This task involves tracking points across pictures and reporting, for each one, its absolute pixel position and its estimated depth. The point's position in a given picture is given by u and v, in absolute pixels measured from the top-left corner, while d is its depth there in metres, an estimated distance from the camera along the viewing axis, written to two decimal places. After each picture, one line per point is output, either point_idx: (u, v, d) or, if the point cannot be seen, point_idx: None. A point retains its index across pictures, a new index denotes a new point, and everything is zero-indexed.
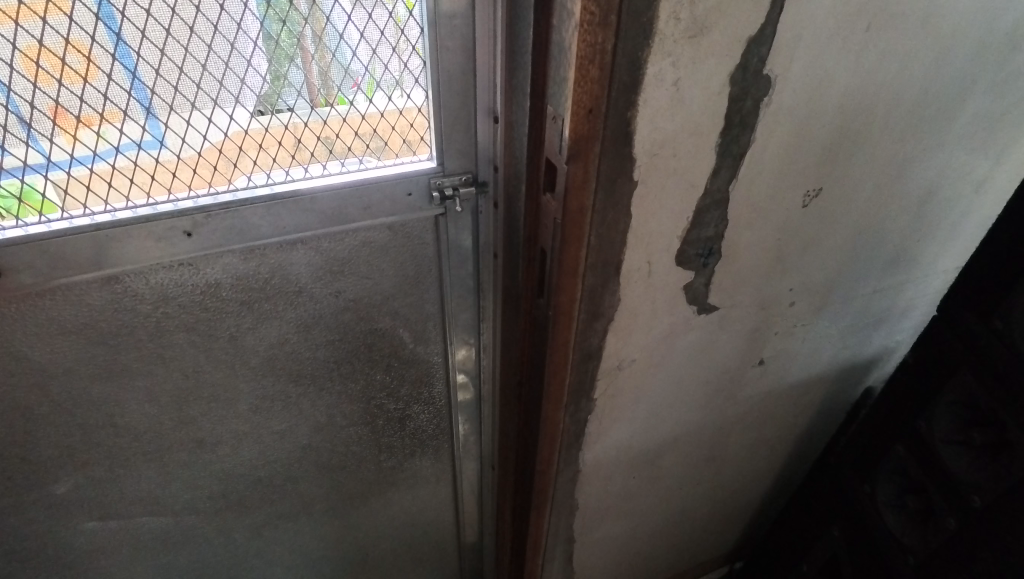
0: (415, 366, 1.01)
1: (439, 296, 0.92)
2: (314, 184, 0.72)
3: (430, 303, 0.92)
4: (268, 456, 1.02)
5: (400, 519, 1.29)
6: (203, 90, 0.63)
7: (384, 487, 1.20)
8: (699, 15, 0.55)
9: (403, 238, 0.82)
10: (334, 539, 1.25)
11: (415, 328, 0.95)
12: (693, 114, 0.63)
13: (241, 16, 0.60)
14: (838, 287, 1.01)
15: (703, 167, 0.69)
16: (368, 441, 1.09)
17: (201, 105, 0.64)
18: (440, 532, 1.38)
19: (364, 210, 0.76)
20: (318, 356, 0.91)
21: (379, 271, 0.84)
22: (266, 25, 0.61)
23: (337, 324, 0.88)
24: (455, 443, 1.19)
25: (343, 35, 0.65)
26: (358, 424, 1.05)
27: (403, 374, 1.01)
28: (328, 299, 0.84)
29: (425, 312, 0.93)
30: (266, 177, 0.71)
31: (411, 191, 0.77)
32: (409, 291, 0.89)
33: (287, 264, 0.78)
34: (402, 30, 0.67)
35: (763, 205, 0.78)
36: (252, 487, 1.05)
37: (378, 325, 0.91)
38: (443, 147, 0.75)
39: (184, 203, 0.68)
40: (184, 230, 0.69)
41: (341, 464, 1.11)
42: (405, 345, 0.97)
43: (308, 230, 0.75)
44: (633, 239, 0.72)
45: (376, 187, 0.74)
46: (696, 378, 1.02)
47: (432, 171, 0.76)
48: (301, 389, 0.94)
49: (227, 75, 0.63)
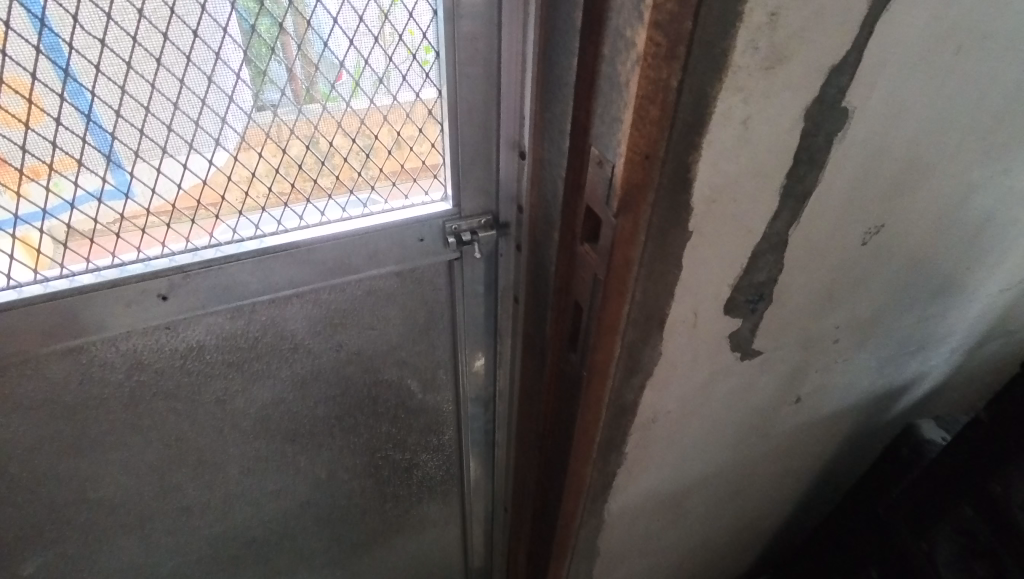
0: (424, 415, 0.92)
1: (452, 342, 0.82)
2: (311, 234, 0.62)
3: (441, 350, 0.83)
4: (262, 517, 0.92)
5: (406, 564, 1.20)
6: (176, 132, 0.52)
7: (389, 535, 1.11)
8: (780, 42, 0.46)
9: (412, 284, 0.72)
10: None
11: (424, 377, 0.85)
12: (759, 154, 0.54)
13: (220, 45, 0.49)
14: (883, 321, 0.93)
15: (763, 210, 0.60)
16: (372, 492, 1.00)
17: (174, 149, 0.53)
18: (448, 573, 1.29)
19: (369, 259, 0.66)
20: (317, 413, 0.81)
21: (385, 321, 0.75)
22: (250, 54, 0.51)
23: (339, 378, 0.79)
24: (466, 486, 1.11)
25: (329, 43, 0.53)
26: (361, 476, 0.96)
27: (410, 424, 0.92)
28: (327, 353, 0.75)
29: (436, 360, 0.84)
30: (254, 228, 0.60)
31: (423, 236, 0.67)
32: (418, 340, 0.80)
33: (280, 321, 0.68)
34: (398, 34, 0.55)
35: (821, 246, 0.69)
36: (245, 547, 0.95)
37: (384, 376, 0.82)
38: (459, 186, 0.65)
39: (158, 262, 0.57)
40: (159, 292, 0.59)
41: (343, 517, 1.01)
42: (414, 395, 0.87)
43: (305, 284, 0.65)
44: (680, 291, 0.63)
45: (383, 234, 0.65)
46: (731, 420, 0.94)
47: (448, 213, 0.67)
48: (300, 448, 0.85)
49: (206, 114, 0.52)
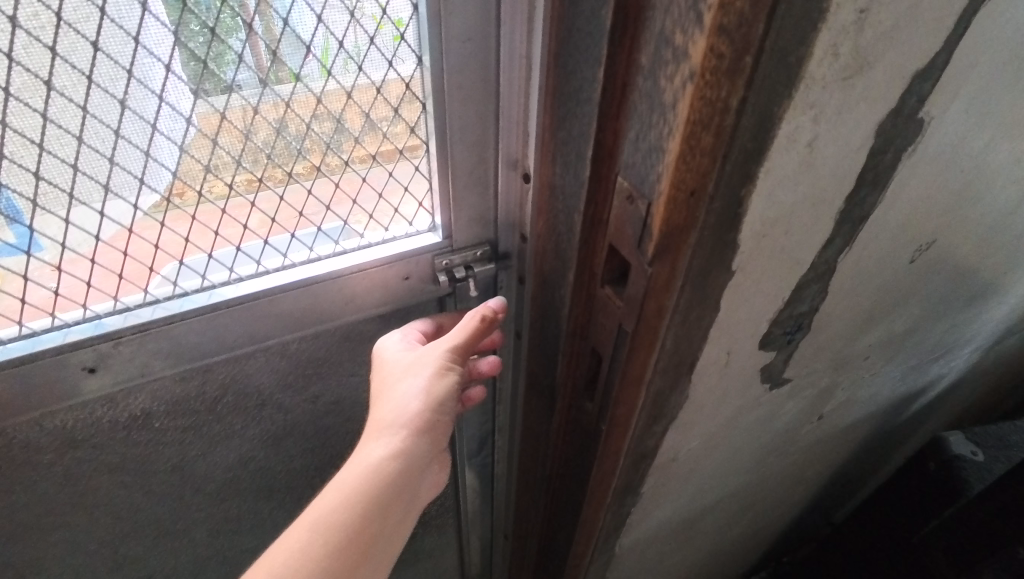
0: None
1: None
2: (272, 283, 0.52)
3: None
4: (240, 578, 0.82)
5: None
6: (85, 172, 0.43)
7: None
8: (865, 45, 0.36)
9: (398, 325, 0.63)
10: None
11: None
12: (821, 179, 0.44)
13: (133, 59, 0.39)
14: (915, 333, 0.85)
15: (815, 239, 0.50)
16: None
17: (86, 194, 0.44)
18: None
19: (345, 304, 0.56)
20: (293, 467, 0.71)
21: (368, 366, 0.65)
22: (173, 69, 0.40)
23: (316, 429, 0.69)
24: (463, 518, 1.02)
25: (280, 51, 0.42)
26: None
27: None
28: (302, 406, 0.65)
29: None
30: (201, 278, 0.51)
31: (409, 274, 0.58)
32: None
33: (243, 378, 0.58)
34: (368, 38, 0.45)
35: (869, 269, 0.60)
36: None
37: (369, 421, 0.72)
38: (450, 214, 0.55)
39: (79, 328, 0.48)
40: (86, 364, 0.49)
41: None
42: None
43: (270, 338, 0.55)
44: (715, 332, 0.54)
45: (361, 276, 0.55)
46: (752, 446, 0.86)
47: (438, 246, 0.57)
48: (277, 506, 0.75)
49: (122, 147, 0.43)
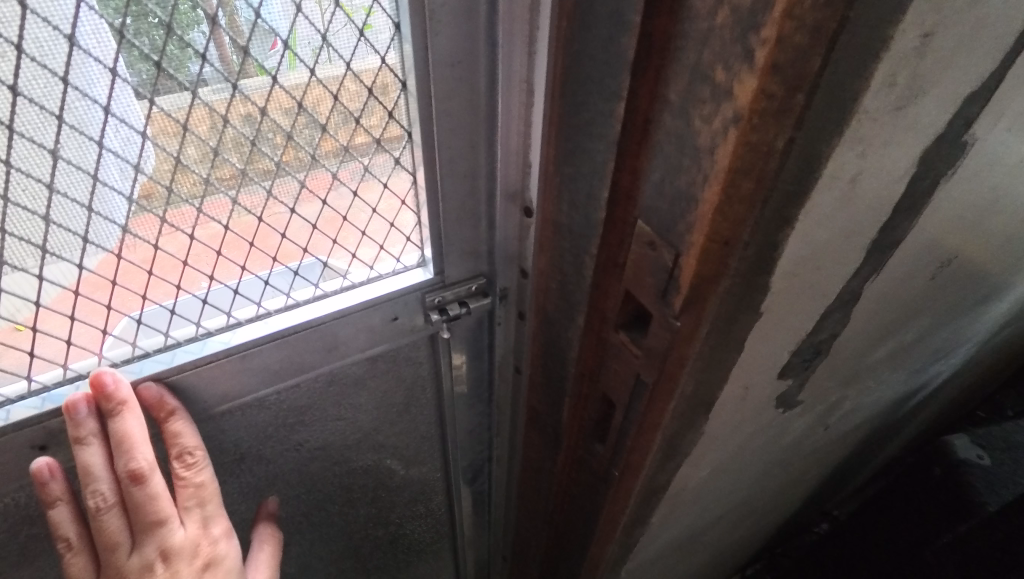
0: (408, 490, 0.78)
1: (438, 413, 0.69)
2: (246, 336, 0.47)
3: (425, 424, 0.69)
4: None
5: None
6: (17, 236, 0.37)
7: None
8: (922, 72, 0.31)
9: (386, 364, 0.58)
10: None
11: (406, 453, 0.71)
12: (858, 213, 0.40)
13: (63, 102, 0.34)
14: (922, 340, 0.82)
15: (845, 271, 0.46)
16: (352, 572, 0.86)
17: (20, 259, 0.38)
18: None
19: (328, 351, 0.52)
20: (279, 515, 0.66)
21: (354, 409, 0.60)
22: (112, 110, 0.35)
23: (303, 477, 0.64)
24: (459, 544, 0.97)
25: (239, 79, 0.37)
26: (341, 559, 0.82)
27: (393, 502, 0.78)
28: (286, 454, 0.60)
29: (418, 434, 0.70)
30: (164, 335, 0.45)
31: (397, 313, 0.53)
32: (395, 419, 0.65)
33: (216, 436, 0.52)
34: (342, 59, 0.39)
35: (890, 291, 0.56)
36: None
37: (359, 464, 0.68)
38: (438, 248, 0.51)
39: (24, 407, 0.42)
40: (35, 445, 0.44)
41: None
42: (394, 473, 0.73)
43: (247, 393, 0.50)
44: (737, 372, 0.50)
45: (344, 320, 0.50)
46: (759, 462, 0.83)
47: (426, 283, 0.52)
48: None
49: (57, 204, 0.37)
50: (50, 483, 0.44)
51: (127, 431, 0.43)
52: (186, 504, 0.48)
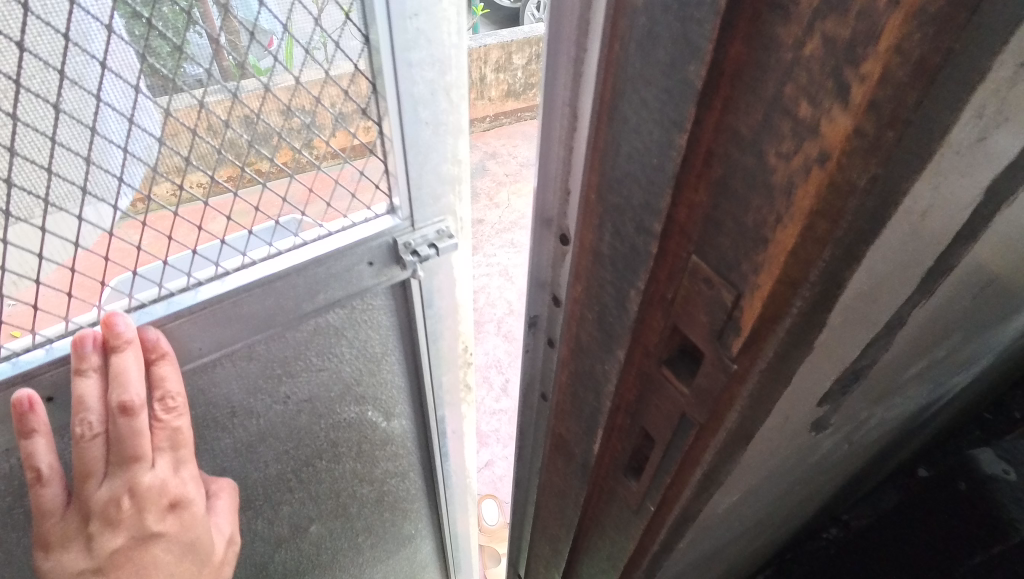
0: (388, 446, 0.82)
1: (412, 367, 0.72)
2: (235, 284, 0.49)
3: (401, 377, 0.73)
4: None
5: None
6: (20, 186, 0.38)
7: (369, 567, 1.02)
8: (1010, 103, 0.29)
9: (361, 314, 0.61)
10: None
11: (384, 407, 0.75)
12: (920, 244, 0.37)
13: (64, 60, 0.36)
14: (950, 357, 0.80)
15: (897, 300, 0.44)
16: (342, 532, 0.90)
17: (26, 212, 0.39)
18: None
19: (310, 297, 0.54)
20: (269, 473, 0.70)
21: (336, 360, 0.64)
22: (109, 65, 0.37)
23: (290, 431, 0.68)
24: (441, 507, 1.01)
25: (234, 47, 0.40)
26: (331, 519, 0.85)
27: (376, 457, 0.82)
28: (274, 408, 0.63)
29: (396, 386, 0.73)
30: (158, 286, 0.47)
31: (371, 259, 0.56)
32: (373, 370, 0.69)
33: (209, 389, 0.56)
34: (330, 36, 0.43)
35: (933, 314, 0.54)
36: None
37: (342, 416, 0.71)
38: (405, 194, 0.54)
39: (29, 357, 0.44)
40: (45, 395, 0.46)
41: (313, 567, 0.91)
42: (375, 427, 0.77)
43: (235, 342, 0.53)
44: (781, 404, 0.47)
45: (324, 267, 0.53)
46: (784, 483, 0.81)
47: (397, 228, 0.56)
48: (253, 511, 0.73)
49: (60, 156, 0.39)
50: (31, 414, 0.44)
51: (123, 372, 0.45)
52: (160, 444, 0.49)
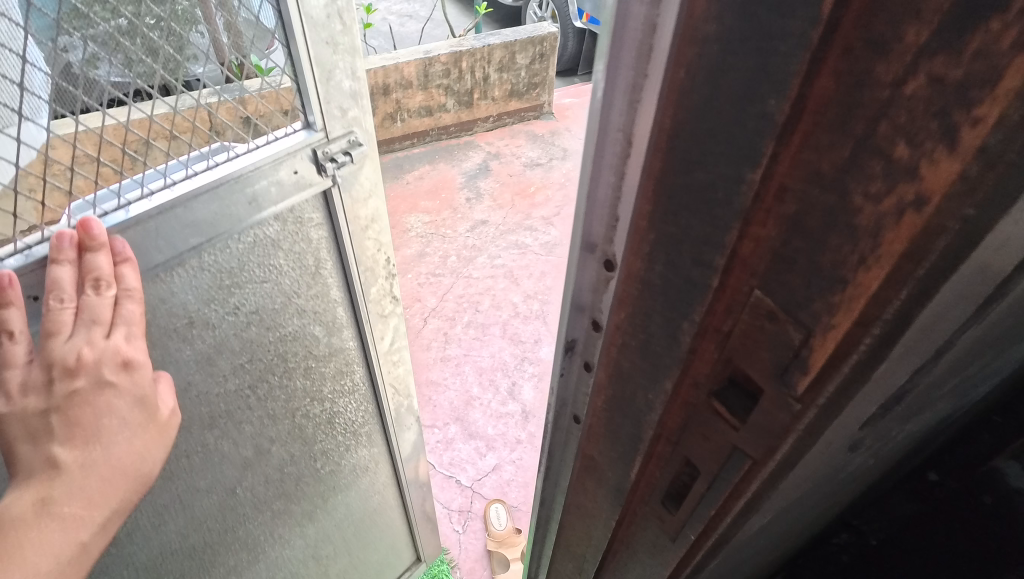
0: (333, 360, 0.98)
1: (343, 279, 0.89)
2: (182, 189, 0.63)
3: (334, 290, 0.90)
4: (173, 511, 0.90)
5: (356, 516, 1.33)
6: (0, 102, 0.52)
7: (331, 494, 1.20)
8: None
9: (291, 225, 0.77)
10: (292, 553, 1.22)
11: (325, 321, 0.91)
12: (991, 274, 0.35)
13: (46, 20, 0.51)
14: (981, 371, 0.78)
15: (954, 328, 0.42)
16: (302, 453, 1.06)
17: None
18: (386, 510, 1.43)
19: (251, 203, 0.70)
20: (228, 388, 0.84)
21: (276, 271, 0.79)
22: (82, 18, 0.52)
23: (242, 343, 0.82)
24: (386, 424, 1.20)
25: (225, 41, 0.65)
26: (287, 438, 1.01)
27: (322, 372, 0.97)
28: (226, 320, 0.78)
29: (331, 299, 0.90)
30: (118, 200, 0.61)
31: (296, 168, 0.72)
32: (309, 283, 0.85)
33: (167, 295, 0.69)
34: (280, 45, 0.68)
35: (979, 335, 0.52)
36: (165, 544, 0.92)
37: (286, 330, 0.86)
38: (319, 110, 0.70)
39: (12, 258, 0.55)
40: (30, 294, 0.57)
41: (279, 487, 1.07)
42: (318, 342, 0.93)
43: (189, 246, 0.67)
44: (832, 434, 0.45)
45: (259, 173, 0.68)
46: (814, 502, 0.78)
47: (315, 138, 0.72)
48: (218, 428, 0.87)
49: (35, 77, 0.53)
50: (9, 288, 0.53)
51: (98, 265, 0.57)
52: (116, 320, 0.58)
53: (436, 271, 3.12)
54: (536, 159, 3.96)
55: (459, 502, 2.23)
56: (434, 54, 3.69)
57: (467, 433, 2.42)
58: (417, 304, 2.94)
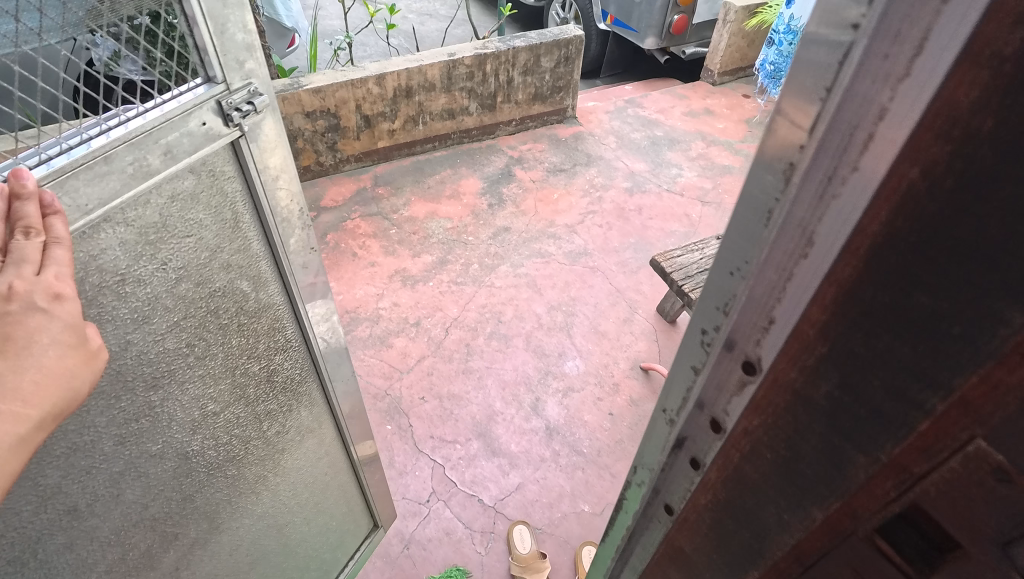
0: (263, 317, 0.93)
1: (263, 227, 0.85)
2: (99, 143, 0.59)
3: (256, 241, 0.85)
4: (130, 481, 0.85)
5: (303, 482, 1.29)
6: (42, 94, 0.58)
7: (278, 459, 1.16)
8: None
9: (206, 177, 0.73)
10: (249, 525, 1.20)
11: (250, 273, 0.86)
12: None
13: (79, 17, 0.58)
14: None
15: None
16: (248, 417, 1.01)
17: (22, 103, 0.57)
18: (332, 476, 1.40)
19: (166, 157, 0.65)
20: (166, 349, 0.79)
21: (198, 225, 0.75)
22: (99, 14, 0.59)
23: (177, 301, 0.76)
24: (320, 378, 1.16)
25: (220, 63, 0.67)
26: (231, 404, 0.96)
27: (254, 329, 0.92)
28: (157, 276, 0.72)
29: (254, 252, 0.86)
30: (37, 156, 0.57)
31: (205, 120, 0.68)
32: (232, 235, 0.81)
33: (96, 254, 0.64)
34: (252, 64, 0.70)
35: None
36: (126, 512, 0.88)
37: (217, 285, 0.81)
38: (217, 63, 0.67)
39: None
40: None
41: (226, 456, 1.02)
42: (247, 297, 0.88)
43: (114, 201, 0.62)
44: None
45: (170, 125, 0.64)
46: None
47: (218, 88, 0.68)
48: (160, 392, 0.82)
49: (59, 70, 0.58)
50: None
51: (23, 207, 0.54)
52: (45, 259, 0.56)
53: (458, 278, 3.07)
54: (559, 164, 3.88)
55: (481, 522, 2.17)
56: (459, 55, 3.62)
57: (491, 449, 2.36)
58: (439, 313, 2.88)
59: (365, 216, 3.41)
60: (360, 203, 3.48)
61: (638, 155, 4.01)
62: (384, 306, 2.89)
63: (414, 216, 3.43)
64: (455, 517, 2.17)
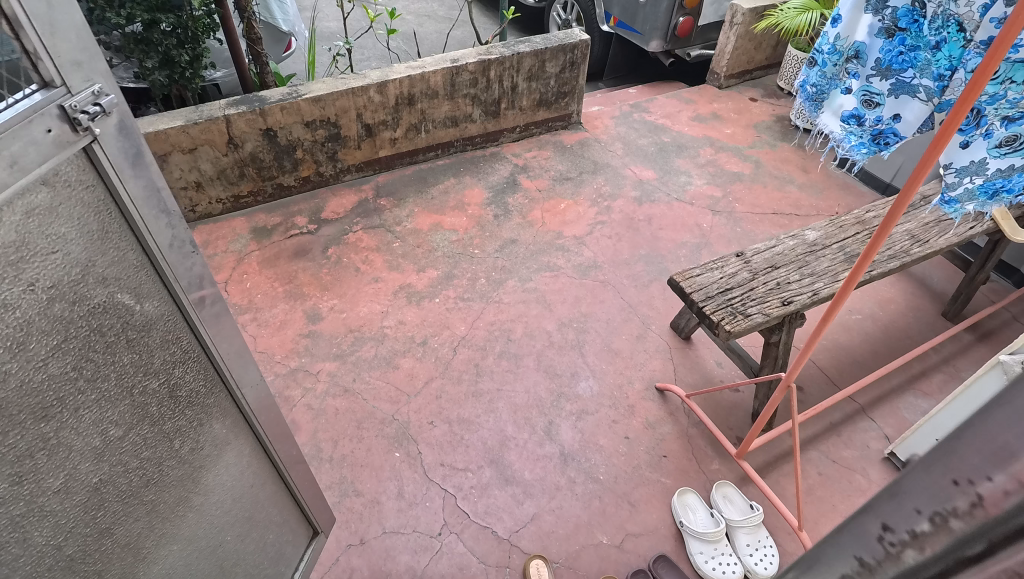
0: (154, 331, 0.82)
1: (137, 236, 0.77)
2: None
3: (133, 253, 0.77)
4: (34, 519, 0.71)
5: (228, 503, 1.13)
6: None
7: (200, 478, 1.02)
8: None
9: (63, 188, 0.66)
10: (179, 551, 1.02)
11: (132, 285, 0.77)
12: None
13: None
14: None
15: None
16: (156, 436, 0.88)
17: None
18: (263, 495, 1.27)
19: (12, 167, 0.58)
20: (52, 374, 0.68)
21: (62, 239, 0.67)
22: None
23: (52, 322, 0.67)
24: (228, 386, 1.04)
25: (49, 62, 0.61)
26: (136, 425, 0.83)
27: (149, 343, 0.82)
28: (25, 299, 0.64)
29: (132, 262, 0.77)
30: None
31: (50, 126, 0.62)
32: (103, 247, 0.72)
33: None
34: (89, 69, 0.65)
35: None
36: (37, 560, 0.73)
37: (97, 303, 0.72)
38: (54, 66, 0.61)
39: None
40: None
41: (145, 480, 0.88)
42: (132, 312, 0.78)
43: None
44: None
45: (14, 134, 0.57)
46: None
47: (59, 92, 0.62)
48: (54, 422, 0.70)
49: None
50: None
51: None
52: None
53: (464, 294, 2.97)
54: (565, 173, 3.79)
55: (496, 556, 2.07)
56: (461, 61, 3.51)
57: (503, 478, 2.27)
58: (446, 331, 2.78)
59: (367, 228, 3.30)
60: (362, 215, 3.37)
61: (646, 162, 3.92)
62: (388, 325, 2.80)
63: (418, 228, 3.33)
64: (468, 551, 2.07)
